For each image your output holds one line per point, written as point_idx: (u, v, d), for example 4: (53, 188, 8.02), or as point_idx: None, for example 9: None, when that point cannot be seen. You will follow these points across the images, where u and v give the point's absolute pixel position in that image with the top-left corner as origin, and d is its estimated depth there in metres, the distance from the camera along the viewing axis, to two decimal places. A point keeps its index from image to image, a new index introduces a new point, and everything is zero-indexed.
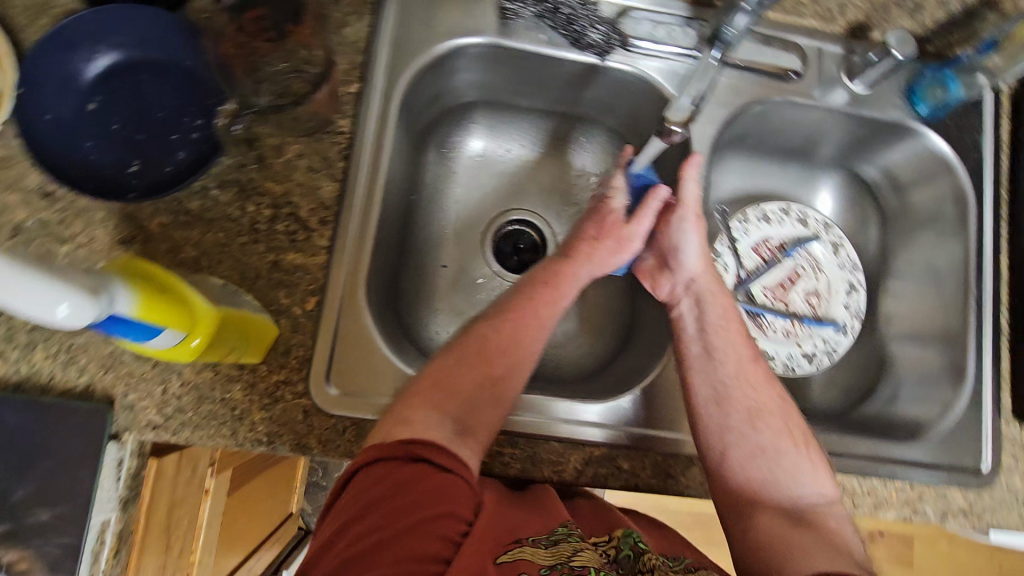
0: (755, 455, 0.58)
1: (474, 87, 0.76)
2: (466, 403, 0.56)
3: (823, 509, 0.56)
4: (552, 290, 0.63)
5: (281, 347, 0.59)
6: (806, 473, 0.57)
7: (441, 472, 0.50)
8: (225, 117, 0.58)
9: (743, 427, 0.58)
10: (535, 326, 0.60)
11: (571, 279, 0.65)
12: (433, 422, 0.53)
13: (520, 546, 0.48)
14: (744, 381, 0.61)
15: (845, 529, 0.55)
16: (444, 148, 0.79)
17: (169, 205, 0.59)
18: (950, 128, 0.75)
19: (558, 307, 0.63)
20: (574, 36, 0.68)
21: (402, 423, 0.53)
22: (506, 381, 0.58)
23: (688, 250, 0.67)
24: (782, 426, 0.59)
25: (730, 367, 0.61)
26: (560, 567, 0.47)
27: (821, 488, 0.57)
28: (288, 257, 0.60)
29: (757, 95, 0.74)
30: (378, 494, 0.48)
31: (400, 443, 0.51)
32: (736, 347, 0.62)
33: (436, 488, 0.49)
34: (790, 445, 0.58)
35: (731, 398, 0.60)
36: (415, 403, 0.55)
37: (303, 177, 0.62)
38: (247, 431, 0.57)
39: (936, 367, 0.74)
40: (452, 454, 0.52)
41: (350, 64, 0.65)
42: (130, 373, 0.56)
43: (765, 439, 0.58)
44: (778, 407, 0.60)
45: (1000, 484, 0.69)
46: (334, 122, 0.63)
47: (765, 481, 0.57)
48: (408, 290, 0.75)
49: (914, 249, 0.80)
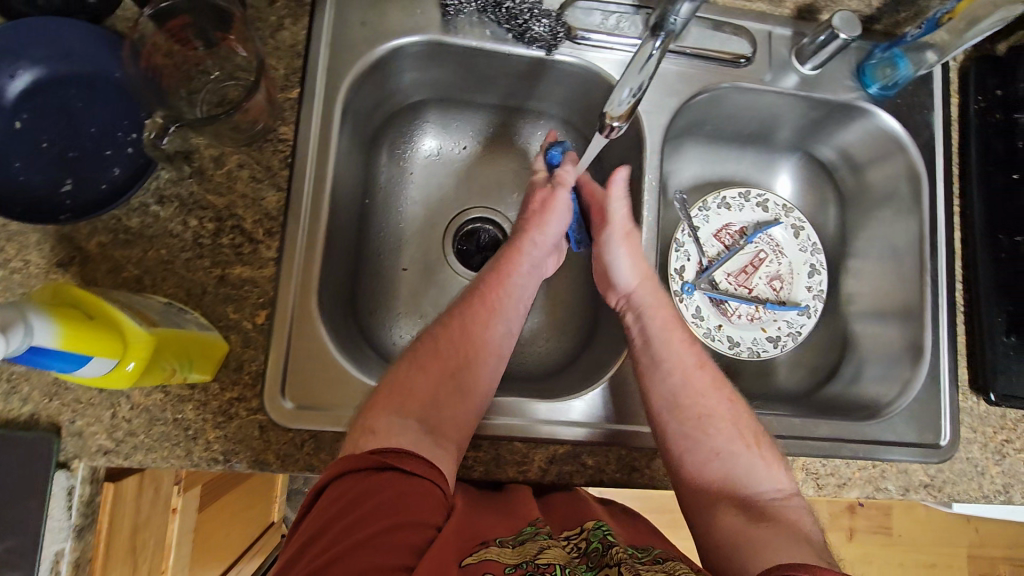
0: (710, 460, 0.59)
1: (422, 85, 0.75)
2: (425, 405, 0.55)
3: (783, 502, 0.57)
4: (501, 269, 0.65)
5: (233, 363, 0.58)
6: (760, 471, 0.58)
7: (411, 477, 0.49)
8: (151, 131, 0.54)
9: (695, 434, 0.59)
10: (483, 319, 0.61)
11: (514, 252, 0.66)
12: (398, 428, 0.53)
13: (485, 548, 0.46)
14: (692, 389, 0.62)
15: (805, 518, 0.56)
16: (397, 148, 0.78)
17: (108, 223, 0.58)
18: (901, 107, 0.76)
19: (509, 285, 0.64)
20: (518, 30, 0.67)
21: (366, 432, 0.52)
22: (467, 372, 0.59)
23: (623, 267, 0.67)
24: (733, 429, 0.60)
25: (678, 377, 0.62)
26: (525, 565, 0.45)
27: (778, 483, 0.58)
28: (235, 270, 0.59)
29: (706, 82, 0.73)
30: (345, 504, 0.47)
31: (371, 454, 0.49)
32: (682, 356, 0.63)
33: (403, 494, 0.47)
34: (742, 448, 0.59)
35: (681, 405, 0.61)
36: (375, 413, 0.54)
37: (244, 187, 0.61)
38: (202, 450, 0.56)
39: (895, 345, 0.75)
40: (422, 458, 0.50)
41: (288, 69, 0.64)
42: (76, 399, 0.55)
43: (717, 443, 0.59)
44: (728, 411, 0.61)
45: (959, 457, 0.70)
46: (276, 130, 0.63)
47: (723, 481, 0.58)
48: (367, 295, 0.74)
49: (872, 228, 0.81)
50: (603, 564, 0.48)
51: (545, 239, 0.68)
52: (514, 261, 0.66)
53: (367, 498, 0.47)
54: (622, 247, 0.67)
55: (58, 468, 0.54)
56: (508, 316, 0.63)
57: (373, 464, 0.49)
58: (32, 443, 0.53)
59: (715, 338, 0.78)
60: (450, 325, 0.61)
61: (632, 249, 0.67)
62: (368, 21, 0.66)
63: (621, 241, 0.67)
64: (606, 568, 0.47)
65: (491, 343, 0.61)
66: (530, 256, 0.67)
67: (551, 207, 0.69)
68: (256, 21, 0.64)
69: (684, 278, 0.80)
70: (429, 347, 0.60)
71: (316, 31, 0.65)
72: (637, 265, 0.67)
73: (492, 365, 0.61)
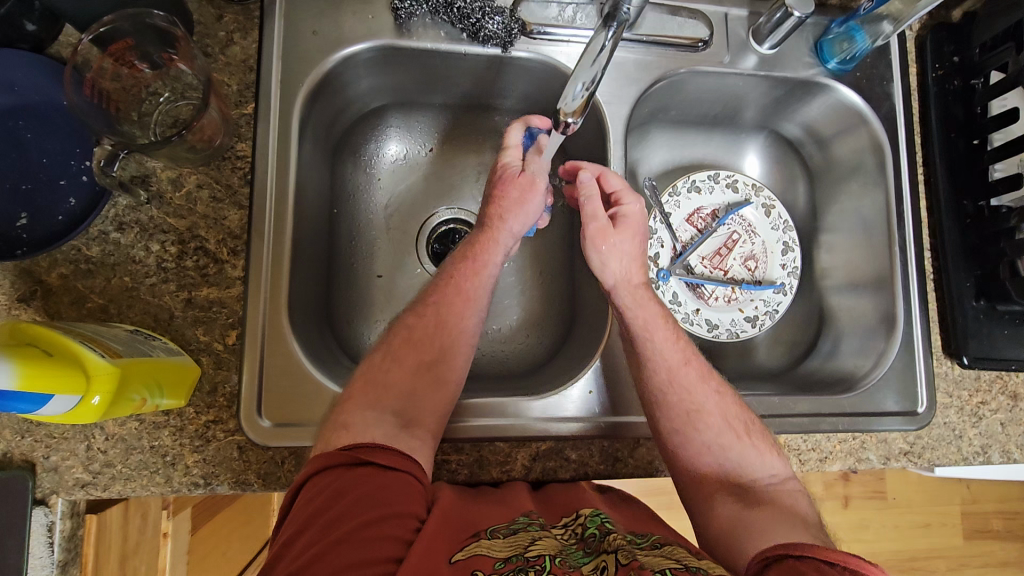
0: (702, 455, 0.59)
1: (382, 91, 0.74)
2: (404, 396, 0.56)
3: (778, 487, 0.57)
4: (476, 258, 0.64)
5: (207, 386, 0.57)
6: (753, 460, 0.58)
7: (386, 470, 0.48)
8: (99, 159, 0.52)
9: (686, 428, 0.59)
10: (460, 302, 0.61)
11: (491, 241, 0.65)
12: (373, 420, 0.53)
13: (477, 540, 0.46)
14: (679, 388, 0.61)
15: (799, 501, 0.56)
16: (362, 155, 0.78)
17: (68, 254, 0.57)
18: (861, 79, 0.76)
19: (485, 275, 0.64)
20: (471, 30, 0.67)
21: (339, 428, 0.52)
22: (442, 364, 0.59)
23: (617, 261, 0.65)
24: (722, 422, 0.60)
25: (663, 376, 0.61)
26: (515, 559, 0.43)
27: (771, 468, 0.59)
28: (202, 292, 0.59)
29: (665, 68, 0.73)
30: (325, 500, 0.45)
31: (343, 449, 0.49)
32: (667, 355, 0.62)
33: (384, 488, 0.46)
34: (733, 439, 0.59)
35: (667, 403, 0.60)
36: (351, 407, 0.54)
37: (205, 208, 0.60)
38: (183, 475, 0.56)
39: (869, 316, 0.75)
40: (396, 451, 0.49)
41: (242, 85, 0.63)
42: (49, 434, 0.54)
43: (708, 438, 0.59)
44: (717, 405, 0.61)
45: (937, 422, 0.71)
46: (234, 148, 0.62)
47: (717, 472, 0.58)
48: (342, 305, 0.73)
49: (841, 201, 0.81)
50: (600, 550, 0.46)
51: (520, 228, 0.66)
52: (489, 248, 0.65)
53: (347, 493, 0.45)
54: (596, 241, 0.66)
55: (36, 505, 0.53)
56: (483, 307, 0.63)
57: (350, 460, 0.48)
58: (9, 482, 0.52)
59: (694, 322, 0.79)
60: (425, 315, 0.61)
61: (609, 247, 0.66)
62: (318, 30, 0.65)
63: (596, 238, 0.66)
64: (602, 554, 0.46)
65: (465, 333, 0.61)
66: (505, 245, 0.66)
67: (510, 206, 0.66)
68: (204, 37, 0.63)
69: (659, 265, 0.80)
70: (403, 335, 0.60)
71: (266, 43, 0.64)
72: (611, 264, 0.65)
73: (466, 354, 0.61)
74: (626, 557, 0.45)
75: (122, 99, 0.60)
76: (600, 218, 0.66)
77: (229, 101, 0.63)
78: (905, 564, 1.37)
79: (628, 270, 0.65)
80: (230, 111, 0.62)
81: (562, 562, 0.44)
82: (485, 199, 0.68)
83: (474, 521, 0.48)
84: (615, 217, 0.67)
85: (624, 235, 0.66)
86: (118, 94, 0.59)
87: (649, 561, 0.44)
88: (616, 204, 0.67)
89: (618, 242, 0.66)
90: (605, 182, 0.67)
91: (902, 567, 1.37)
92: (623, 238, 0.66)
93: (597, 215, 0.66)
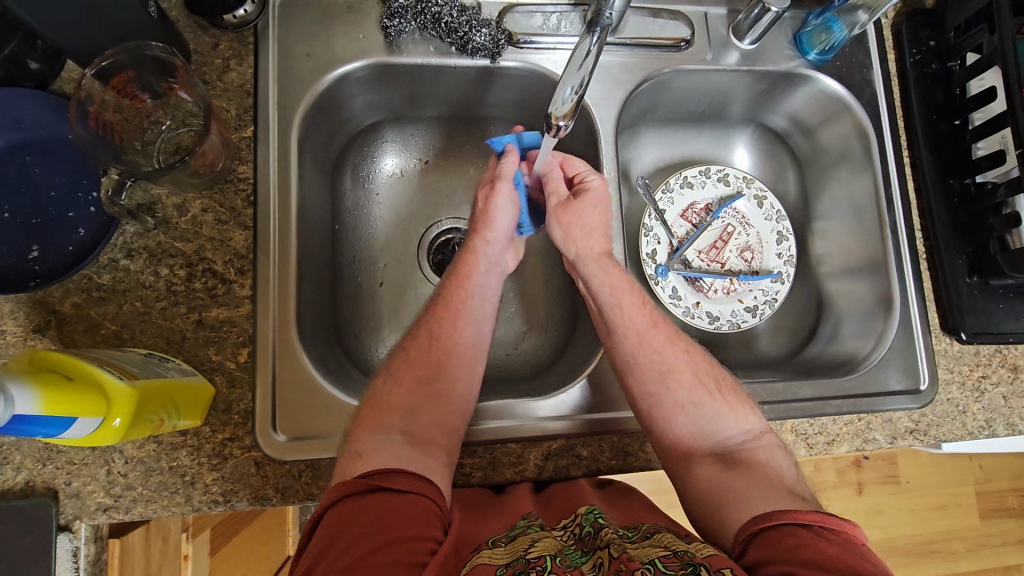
0: (676, 413, 0.59)
1: (374, 107, 0.76)
2: (405, 415, 0.57)
3: (753, 443, 0.58)
4: (458, 272, 0.67)
5: (222, 404, 0.58)
6: (727, 417, 0.59)
7: (400, 494, 0.49)
8: (106, 189, 0.54)
9: (658, 390, 0.60)
10: (451, 315, 0.64)
11: (472, 254, 0.68)
12: (382, 445, 0.54)
13: (479, 552, 0.46)
14: (647, 350, 0.62)
15: (777, 455, 0.57)
16: (360, 171, 0.79)
17: (80, 283, 0.58)
18: (841, 68, 0.77)
19: (470, 286, 0.66)
20: (460, 43, 0.69)
21: (355, 458, 0.53)
22: (440, 378, 0.61)
23: (585, 232, 0.67)
24: (694, 380, 0.61)
25: (632, 339, 0.62)
26: (516, 562, 0.44)
27: (747, 424, 0.59)
28: (211, 313, 0.60)
29: (649, 69, 0.75)
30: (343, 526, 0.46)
31: (360, 479, 0.49)
32: (634, 318, 0.63)
33: (399, 511, 0.47)
34: (705, 396, 0.60)
35: (639, 364, 0.61)
36: (359, 437, 0.55)
37: (210, 231, 0.62)
38: (202, 494, 0.56)
39: (866, 299, 0.77)
40: (413, 475, 0.50)
41: (240, 109, 0.65)
42: (70, 461, 0.55)
43: (681, 396, 0.60)
44: (687, 363, 0.62)
45: (940, 398, 0.72)
46: (235, 170, 0.63)
47: (691, 428, 0.59)
48: (348, 319, 0.74)
49: (831, 188, 0.83)
50: (594, 547, 0.47)
51: (497, 238, 0.69)
52: (469, 262, 0.68)
53: (362, 516, 0.46)
54: (559, 216, 0.68)
55: (60, 531, 0.54)
56: (476, 317, 0.65)
57: (362, 487, 0.48)
58: (31, 510, 0.53)
59: (695, 315, 0.80)
60: (419, 335, 0.64)
61: (572, 219, 0.67)
62: (311, 52, 0.67)
63: (558, 213, 0.68)
64: (598, 550, 0.47)
65: (463, 345, 0.63)
66: (486, 255, 0.68)
67: (488, 212, 0.69)
68: (201, 65, 0.65)
69: (657, 261, 0.81)
70: (399, 357, 0.62)
71: (261, 68, 0.66)
72: (575, 235, 0.67)
73: (464, 365, 0.62)
74: (618, 550, 0.45)
75: (125, 130, 0.61)
76: (561, 193, 0.69)
77: (228, 126, 0.64)
78: (924, 547, 1.37)
79: (591, 240, 0.67)
80: (230, 135, 0.64)
81: (561, 561, 0.45)
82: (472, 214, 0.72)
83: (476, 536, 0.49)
84: (579, 193, 0.68)
85: (587, 204, 0.67)
86: (121, 126, 0.61)
87: (640, 552, 0.45)
88: (581, 183, 0.68)
89: (580, 212, 0.67)
90: (569, 165, 0.70)
91: (921, 550, 1.37)
92: (585, 208, 0.67)
93: (558, 192, 0.69)
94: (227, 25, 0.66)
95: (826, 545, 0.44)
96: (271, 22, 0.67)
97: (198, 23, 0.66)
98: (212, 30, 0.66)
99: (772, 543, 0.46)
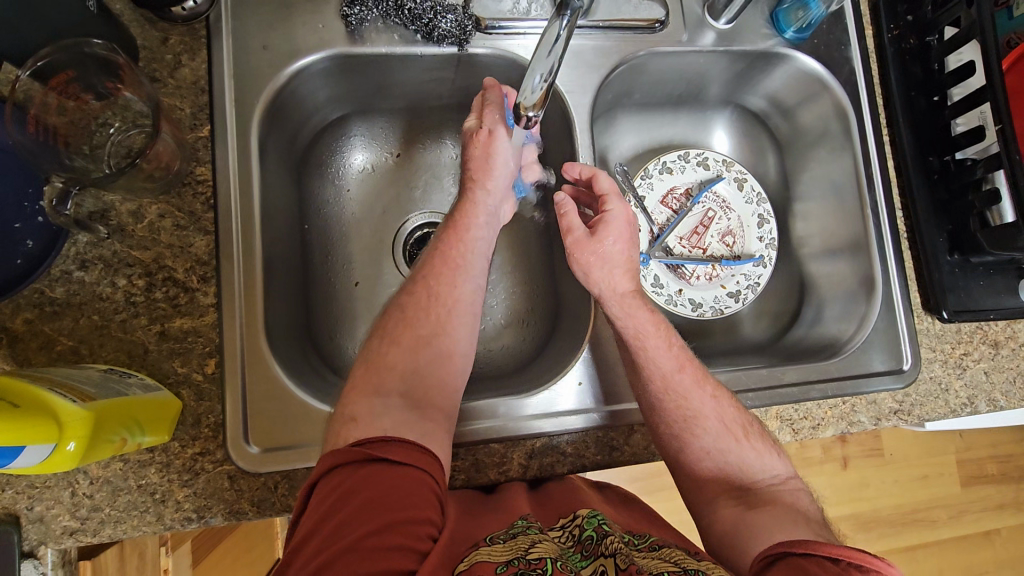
0: (702, 459, 0.59)
1: (338, 101, 0.73)
2: (409, 375, 0.56)
3: (779, 486, 0.58)
4: (458, 225, 0.65)
5: (190, 418, 0.56)
6: (753, 462, 0.59)
7: (397, 466, 0.47)
8: (51, 198, 0.51)
9: (683, 435, 0.59)
10: (449, 270, 0.62)
11: (473, 205, 0.66)
12: (381, 408, 0.53)
13: (477, 549, 0.44)
14: (673, 395, 0.60)
15: (801, 499, 0.57)
16: (327, 167, 0.76)
17: (31, 298, 0.55)
18: (819, 46, 0.76)
19: (469, 239, 0.64)
20: (425, 30, 0.66)
21: (349, 420, 0.52)
22: (440, 338, 0.59)
23: (608, 266, 0.65)
24: (719, 426, 0.59)
25: (657, 383, 0.60)
26: (516, 562, 0.42)
27: (773, 469, 0.59)
28: (175, 323, 0.57)
29: (623, 53, 0.73)
30: (334, 503, 0.44)
31: (356, 446, 0.48)
32: (661, 362, 0.61)
33: (393, 487, 0.45)
34: (731, 442, 0.59)
35: (664, 408, 0.60)
36: (354, 397, 0.54)
37: (170, 237, 0.59)
38: (174, 512, 0.54)
39: (848, 280, 0.76)
40: (409, 446, 0.49)
41: (195, 106, 0.62)
42: (31, 485, 0.53)
43: (707, 442, 0.59)
44: (714, 409, 0.60)
45: (923, 377, 0.72)
46: (193, 172, 0.60)
47: (716, 474, 0.59)
48: (322, 321, 0.72)
49: (812, 168, 0.82)
50: (599, 551, 0.46)
51: (496, 185, 0.67)
52: (466, 212, 0.66)
53: (354, 495, 0.44)
54: (581, 250, 0.65)
55: (24, 558, 0.52)
56: (473, 272, 0.63)
57: (357, 457, 0.47)
58: None
59: (677, 303, 0.79)
60: (416, 290, 0.61)
61: (593, 256, 0.65)
62: (268, 44, 0.64)
63: (576, 249, 0.65)
64: (600, 557, 0.45)
65: (462, 300, 0.61)
66: (486, 205, 0.67)
67: (488, 160, 0.66)
68: (150, 62, 0.62)
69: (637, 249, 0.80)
70: (396, 316, 0.60)
71: (215, 64, 0.62)
72: (598, 272, 0.64)
73: (464, 322, 0.61)
74: (624, 562, 0.44)
75: (71, 133, 0.58)
76: (577, 230, 0.66)
77: (182, 126, 0.61)
78: (907, 516, 1.39)
79: (614, 278, 0.64)
80: (184, 135, 0.61)
81: (563, 565, 0.43)
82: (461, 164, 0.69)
83: (470, 533, 0.47)
84: (599, 223, 0.66)
85: (608, 237, 0.65)
86: (66, 129, 0.57)
87: (648, 566, 0.44)
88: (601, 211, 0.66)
89: (600, 249, 0.64)
90: (596, 183, 0.66)
91: (905, 520, 1.39)
92: (606, 245, 0.65)
93: (574, 227, 0.66)
94: (176, 18, 0.62)
95: None
96: (224, 13, 0.63)
97: (145, 17, 0.62)
98: (160, 23, 0.62)
99: (794, 566, 0.44)
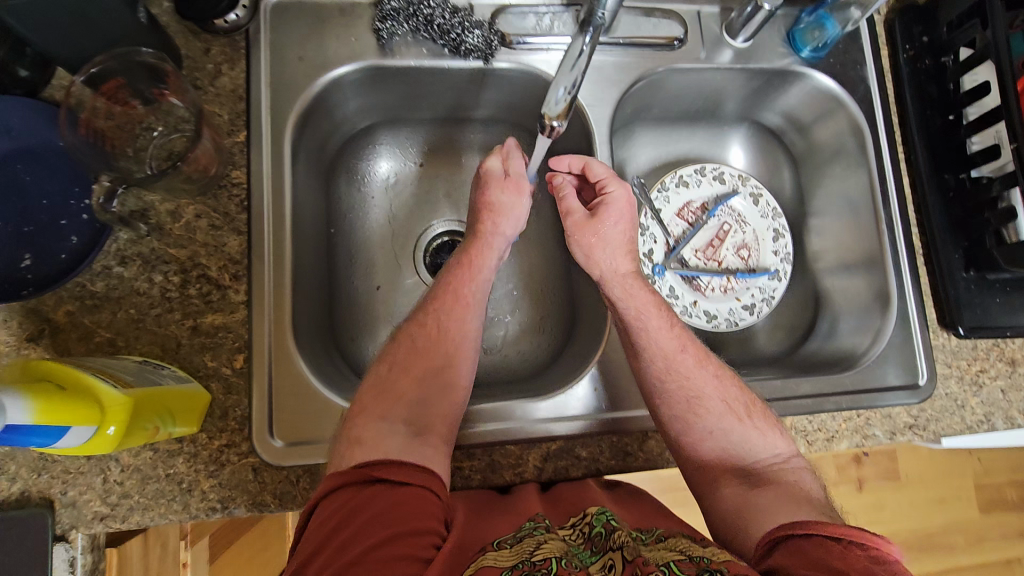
0: (704, 439, 0.60)
1: (367, 112, 0.76)
2: (418, 401, 0.58)
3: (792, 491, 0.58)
4: (472, 263, 0.66)
5: (218, 411, 0.58)
6: (756, 440, 0.59)
7: (399, 486, 0.49)
8: (100, 196, 0.54)
9: (687, 417, 0.60)
10: (460, 307, 0.64)
11: (486, 246, 0.67)
12: (386, 431, 0.54)
13: (484, 554, 0.45)
14: (674, 376, 0.61)
15: (805, 477, 0.57)
16: (353, 174, 0.79)
17: (73, 290, 0.58)
18: (835, 65, 0.77)
19: (481, 278, 0.66)
20: (453, 44, 0.68)
21: (363, 434, 0.54)
22: (453, 369, 0.61)
23: (609, 249, 0.66)
24: (722, 406, 0.60)
25: (659, 364, 0.62)
26: (522, 565, 0.43)
27: (775, 447, 0.59)
28: (207, 319, 0.60)
29: (642, 69, 0.75)
30: (339, 520, 0.46)
31: (356, 468, 0.50)
32: (662, 340, 0.62)
33: (394, 506, 0.47)
34: (734, 422, 0.60)
35: (667, 390, 0.61)
36: (361, 421, 0.55)
37: (204, 236, 0.61)
38: (200, 501, 0.56)
39: (863, 295, 0.77)
40: (413, 467, 0.50)
41: (233, 113, 0.65)
42: (65, 470, 0.55)
43: (709, 424, 0.60)
44: (715, 389, 0.61)
45: (938, 393, 0.72)
46: (228, 175, 0.63)
47: (718, 456, 0.59)
48: (344, 324, 0.74)
49: (828, 184, 0.83)
50: (606, 548, 0.47)
51: (510, 231, 0.68)
52: (484, 253, 0.67)
53: (361, 511, 0.46)
54: (583, 233, 0.67)
55: (57, 540, 0.54)
56: (481, 309, 0.65)
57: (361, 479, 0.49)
58: (28, 520, 0.53)
59: (692, 314, 0.80)
60: (426, 323, 0.63)
61: (594, 238, 0.66)
62: (304, 56, 0.67)
63: (577, 233, 0.67)
64: (609, 551, 0.46)
65: (471, 337, 0.63)
66: (498, 250, 0.68)
67: (503, 205, 0.68)
68: (192, 71, 0.65)
69: (653, 260, 0.81)
70: (407, 347, 0.61)
71: (253, 74, 0.66)
72: (599, 254, 0.66)
73: (474, 357, 0.63)
74: (631, 554, 0.46)
75: (117, 136, 0.61)
76: (577, 212, 0.68)
77: (220, 131, 0.64)
78: (925, 541, 1.37)
79: (615, 262, 0.66)
80: (222, 140, 0.64)
81: (567, 563, 0.44)
82: (474, 205, 0.70)
83: (479, 536, 0.48)
84: (599, 206, 0.67)
85: (608, 219, 0.66)
86: (112, 131, 0.61)
87: (654, 556, 0.46)
88: (602, 193, 0.67)
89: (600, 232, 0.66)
90: (589, 171, 0.67)
91: (922, 544, 1.37)
92: (606, 227, 0.66)
93: (574, 210, 0.68)
94: (218, 29, 0.65)
95: (852, 556, 0.44)
96: (263, 26, 0.67)
97: (189, 28, 0.65)
98: (203, 35, 0.65)
99: (800, 556, 0.45)
